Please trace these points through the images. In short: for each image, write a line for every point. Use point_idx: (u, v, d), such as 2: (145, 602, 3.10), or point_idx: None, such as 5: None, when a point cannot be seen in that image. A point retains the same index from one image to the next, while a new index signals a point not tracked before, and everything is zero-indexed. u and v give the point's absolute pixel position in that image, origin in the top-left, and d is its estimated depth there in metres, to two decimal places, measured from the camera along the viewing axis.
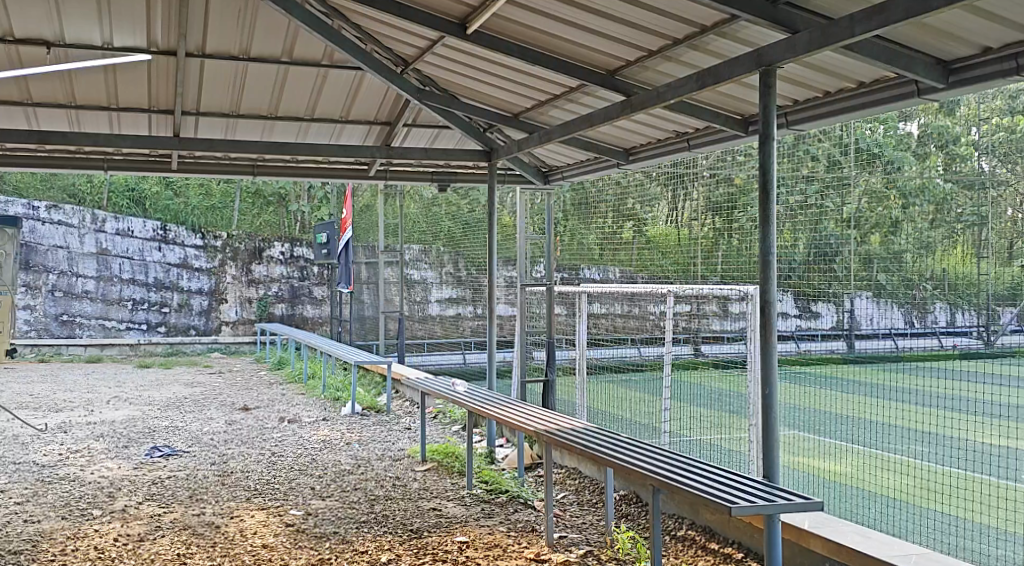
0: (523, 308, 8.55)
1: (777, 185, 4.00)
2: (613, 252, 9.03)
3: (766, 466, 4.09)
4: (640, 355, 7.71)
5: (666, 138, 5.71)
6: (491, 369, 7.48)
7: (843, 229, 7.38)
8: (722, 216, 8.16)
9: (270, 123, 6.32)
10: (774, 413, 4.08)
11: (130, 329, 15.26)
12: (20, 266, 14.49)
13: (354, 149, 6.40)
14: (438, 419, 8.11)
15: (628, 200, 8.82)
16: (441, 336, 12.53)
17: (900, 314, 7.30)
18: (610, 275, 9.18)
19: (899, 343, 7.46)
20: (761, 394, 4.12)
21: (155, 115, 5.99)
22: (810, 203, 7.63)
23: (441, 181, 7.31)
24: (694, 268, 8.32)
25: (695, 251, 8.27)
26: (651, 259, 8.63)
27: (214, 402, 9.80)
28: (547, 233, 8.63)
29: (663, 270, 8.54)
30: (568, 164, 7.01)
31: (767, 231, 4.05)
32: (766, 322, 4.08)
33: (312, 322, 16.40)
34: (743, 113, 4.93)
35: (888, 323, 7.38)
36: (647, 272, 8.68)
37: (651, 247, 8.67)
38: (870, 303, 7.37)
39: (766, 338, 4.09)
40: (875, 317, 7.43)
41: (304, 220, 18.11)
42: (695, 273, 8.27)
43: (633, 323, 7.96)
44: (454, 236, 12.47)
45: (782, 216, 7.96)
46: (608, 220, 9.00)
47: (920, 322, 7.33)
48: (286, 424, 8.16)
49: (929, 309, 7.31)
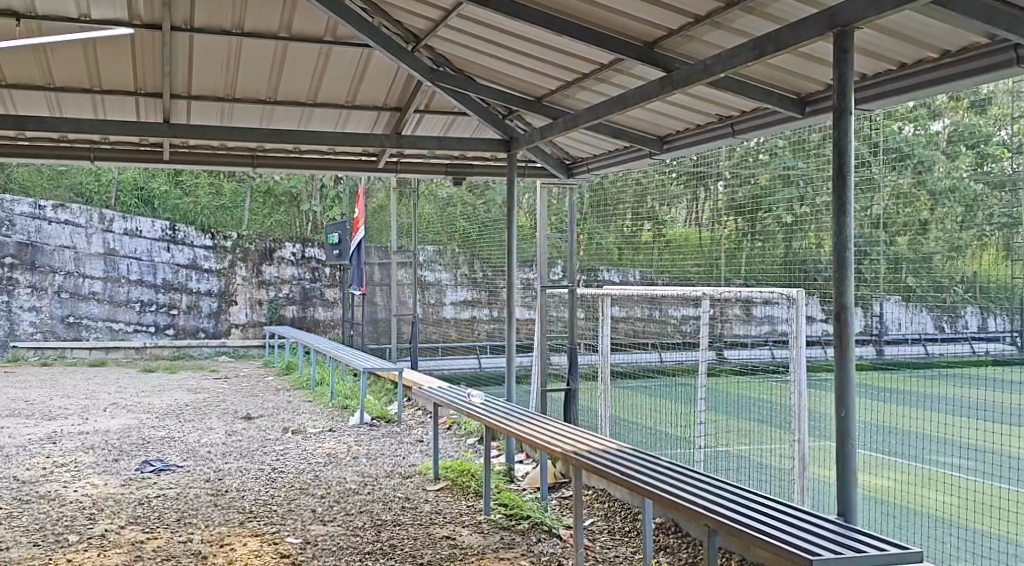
0: (543, 311, 7.96)
1: (855, 170, 3.43)
2: (633, 254, 8.65)
3: (843, 502, 3.52)
4: (661, 360, 7.34)
5: (707, 124, 5.13)
6: (510, 378, 6.86)
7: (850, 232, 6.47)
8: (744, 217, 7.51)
9: (269, 109, 5.77)
10: (853, 438, 3.51)
11: (138, 332, 14.78)
12: (25, 267, 14.02)
13: (361, 138, 5.85)
14: (452, 431, 7.56)
15: (647, 200, 8.43)
16: (454, 340, 11.93)
17: (930, 319, 6.64)
18: (631, 277, 8.72)
19: (931, 348, 6.96)
20: (837, 419, 3.54)
21: (143, 99, 5.47)
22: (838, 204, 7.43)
23: (456, 174, 6.78)
24: (718, 270, 7.74)
25: (719, 251, 7.72)
26: (675, 261, 8.16)
27: (216, 410, 9.25)
28: (570, 233, 8.02)
29: (686, 272, 8.04)
30: (594, 155, 6.45)
31: (842, 224, 3.48)
32: (841, 330, 3.50)
33: (324, 325, 15.85)
34: (800, 91, 4.34)
35: (919, 330, 6.76)
36: (669, 275, 8.24)
37: (673, 247, 8.18)
38: (899, 308, 6.82)
39: (842, 349, 3.51)
40: (904, 322, 6.79)
41: (317, 221, 17.49)
42: (718, 276, 7.68)
43: (653, 328, 7.51)
44: (469, 237, 11.92)
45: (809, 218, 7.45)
46: (628, 221, 8.68)
47: (950, 328, 6.66)
48: (290, 436, 7.62)
49: (959, 314, 6.51)
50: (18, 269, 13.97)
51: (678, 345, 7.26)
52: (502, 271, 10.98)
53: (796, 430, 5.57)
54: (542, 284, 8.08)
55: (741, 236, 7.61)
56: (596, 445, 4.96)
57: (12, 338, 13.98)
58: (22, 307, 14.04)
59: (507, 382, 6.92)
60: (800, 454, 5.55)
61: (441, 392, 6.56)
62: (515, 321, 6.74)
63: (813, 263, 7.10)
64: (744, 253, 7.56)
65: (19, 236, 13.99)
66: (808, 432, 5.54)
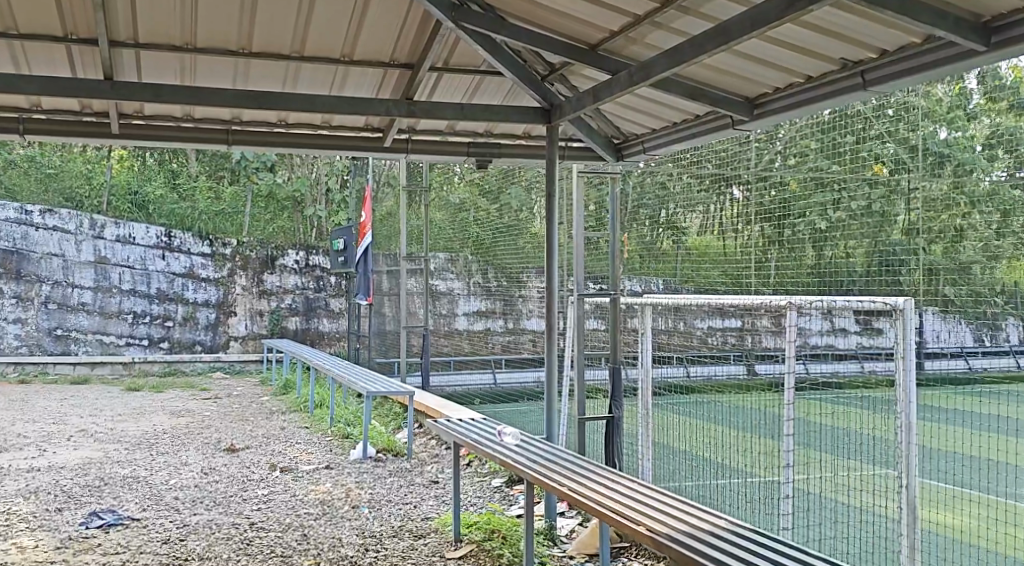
0: (576, 325, 6.57)
1: None
2: (655, 262, 6.97)
3: None
4: (687, 377, 6.00)
5: (824, 75, 3.81)
6: (554, 409, 5.48)
7: (910, 237, 6.25)
8: (772, 224, 6.67)
9: (241, 65, 4.50)
10: None
11: (130, 346, 13.47)
12: (9, 276, 12.87)
13: (362, 104, 4.58)
14: (472, 470, 6.26)
15: (667, 205, 6.87)
16: (468, 354, 10.62)
17: (970, 332, 5.72)
18: (653, 287, 6.99)
19: (972, 363, 5.90)
20: None
21: (76, 49, 4.21)
22: (868, 212, 6.61)
23: (480, 155, 5.47)
24: (749, 280, 6.80)
25: (750, 260, 6.80)
26: (704, 273, 6.94)
27: (197, 439, 7.94)
28: (611, 231, 6.56)
29: (714, 286, 7.00)
30: (653, 129, 5.11)
31: None
32: None
33: (328, 339, 14.38)
34: (985, 12, 3.03)
35: (957, 344, 5.82)
36: (695, 286, 6.95)
37: (701, 262, 6.98)
38: (938, 320, 5.85)
39: None
40: (943, 336, 5.87)
41: (322, 227, 15.80)
42: (750, 285, 6.75)
43: (678, 341, 6.24)
44: (483, 244, 10.52)
45: (825, 230, 6.64)
46: (646, 226, 7.01)
47: (989, 340, 5.72)
48: (277, 475, 6.31)
49: (1000, 327, 5.61)
50: (3, 279, 12.81)
51: (706, 359, 6.07)
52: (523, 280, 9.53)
53: (904, 470, 4.22)
54: (580, 292, 6.64)
55: (768, 242, 6.75)
56: (685, 524, 3.71)
57: None
58: (5, 320, 12.83)
59: (551, 424, 5.50)
60: (909, 502, 4.20)
61: (465, 426, 5.24)
62: (556, 331, 5.40)
63: (848, 274, 6.55)
64: (772, 257, 6.66)
65: (3, 243, 12.82)
66: (917, 468, 4.19)
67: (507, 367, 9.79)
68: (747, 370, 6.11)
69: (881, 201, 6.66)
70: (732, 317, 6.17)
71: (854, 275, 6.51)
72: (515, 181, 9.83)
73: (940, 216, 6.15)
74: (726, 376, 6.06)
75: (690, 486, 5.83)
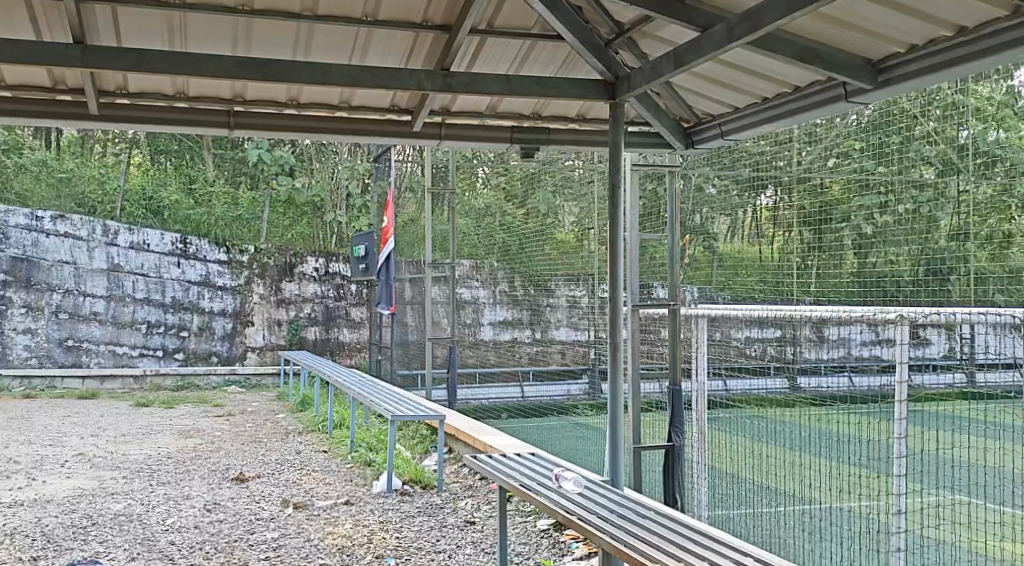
0: (634, 342, 5.66)
1: None
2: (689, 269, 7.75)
3: None
4: (724, 389, 5.83)
5: (986, 24, 3.01)
6: (617, 446, 4.44)
7: (953, 241, 7.87)
8: (814, 231, 7.54)
9: (244, 26, 3.72)
10: None
11: (144, 357, 12.68)
12: (20, 284, 12.09)
13: (388, 75, 3.76)
14: (514, 507, 5.44)
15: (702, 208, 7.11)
16: (494, 366, 9.87)
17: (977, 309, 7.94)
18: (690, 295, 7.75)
19: None
20: None
21: (39, 3, 3.43)
22: (920, 213, 7.93)
23: (525, 142, 4.67)
24: (790, 288, 7.72)
25: (792, 265, 7.66)
26: (742, 279, 7.71)
27: (204, 466, 7.14)
28: (671, 231, 5.73)
29: (751, 290, 7.73)
30: (736, 107, 4.28)
31: None
32: None
33: (349, 349, 13.69)
34: None
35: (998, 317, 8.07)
36: (731, 292, 7.74)
37: (721, 262, 7.68)
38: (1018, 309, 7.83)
39: None
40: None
41: (342, 234, 14.85)
42: (791, 294, 7.71)
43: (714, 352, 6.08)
44: (509, 250, 9.82)
45: (863, 241, 7.87)
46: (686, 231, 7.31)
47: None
48: (290, 514, 5.50)
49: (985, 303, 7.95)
50: (12, 287, 12.01)
51: (741, 370, 5.89)
52: (554, 287, 8.82)
53: None
54: (632, 303, 5.74)
55: (809, 247, 7.61)
56: None
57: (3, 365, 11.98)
58: (14, 330, 12.03)
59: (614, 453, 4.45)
60: None
61: (512, 464, 4.44)
62: (622, 343, 4.51)
63: (896, 280, 7.87)
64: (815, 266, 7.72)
65: (13, 249, 12.04)
66: None
67: (535, 379, 9.27)
68: (790, 383, 6.02)
69: (925, 207, 7.95)
70: (772, 328, 5.93)
71: (905, 281, 7.84)
72: (547, 182, 9.17)
73: (988, 223, 7.95)
74: (764, 391, 6.02)
75: (741, 523, 5.40)
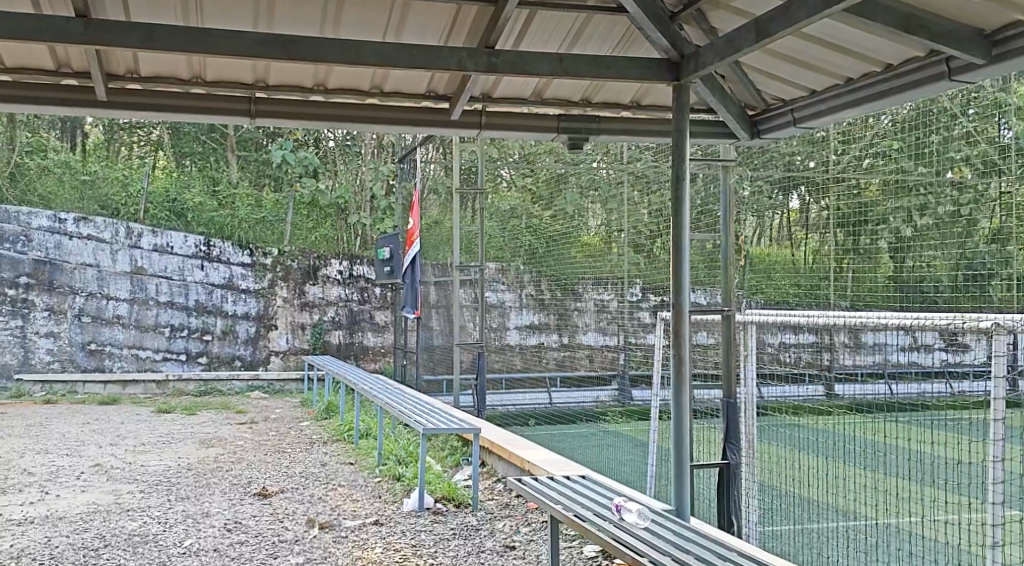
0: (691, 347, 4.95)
1: None
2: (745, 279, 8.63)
3: None
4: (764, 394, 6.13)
5: None
6: (683, 470, 3.88)
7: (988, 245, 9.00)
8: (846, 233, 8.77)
9: None
10: None
11: (167, 361, 12.37)
12: (42, 287, 11.81)
13: (424, 54, 3.35)
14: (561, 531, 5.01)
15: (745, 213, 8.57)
16: (521, 371, 9.44)
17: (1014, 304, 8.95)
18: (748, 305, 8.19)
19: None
20: None
21: None
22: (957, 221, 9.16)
23: (573, 133, 4.27)
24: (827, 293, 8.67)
25: (830, 270, 8.75)
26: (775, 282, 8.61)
27: (225, 479, 6.76)
28: (723, 233, 5.24)
29: (785, 293, 8.56)
30: (812, 90, 3.86)
31: None
32: None
33: (373, 354, 13.30)
34: None
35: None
36: (762, 296, 8.64)
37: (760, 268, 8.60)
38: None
39: None
40: None
41: (367, 235, 14.50)
42: (830, 298, 8.70)
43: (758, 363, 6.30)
44: (537, 253, 9.38)
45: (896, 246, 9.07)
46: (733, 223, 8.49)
47: None
48: (315, 536, 5.09)
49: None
50: (35, 290, 11.77)
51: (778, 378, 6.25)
52: (582, 291, 8.73)
53: None
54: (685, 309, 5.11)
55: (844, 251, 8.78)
56: None
57: (25, 369, 11.70)
58: (37, 334, 11.77)
59: (680, 469, 3.89)
60: None
61: (565, 492, 4.04)
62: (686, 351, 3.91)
63: (933, 283, 8.91)
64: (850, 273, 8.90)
65: (35, 252, 11.79)
66: None
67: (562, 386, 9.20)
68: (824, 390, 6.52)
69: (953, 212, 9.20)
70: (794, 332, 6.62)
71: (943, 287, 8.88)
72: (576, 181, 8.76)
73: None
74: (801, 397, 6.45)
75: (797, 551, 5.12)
